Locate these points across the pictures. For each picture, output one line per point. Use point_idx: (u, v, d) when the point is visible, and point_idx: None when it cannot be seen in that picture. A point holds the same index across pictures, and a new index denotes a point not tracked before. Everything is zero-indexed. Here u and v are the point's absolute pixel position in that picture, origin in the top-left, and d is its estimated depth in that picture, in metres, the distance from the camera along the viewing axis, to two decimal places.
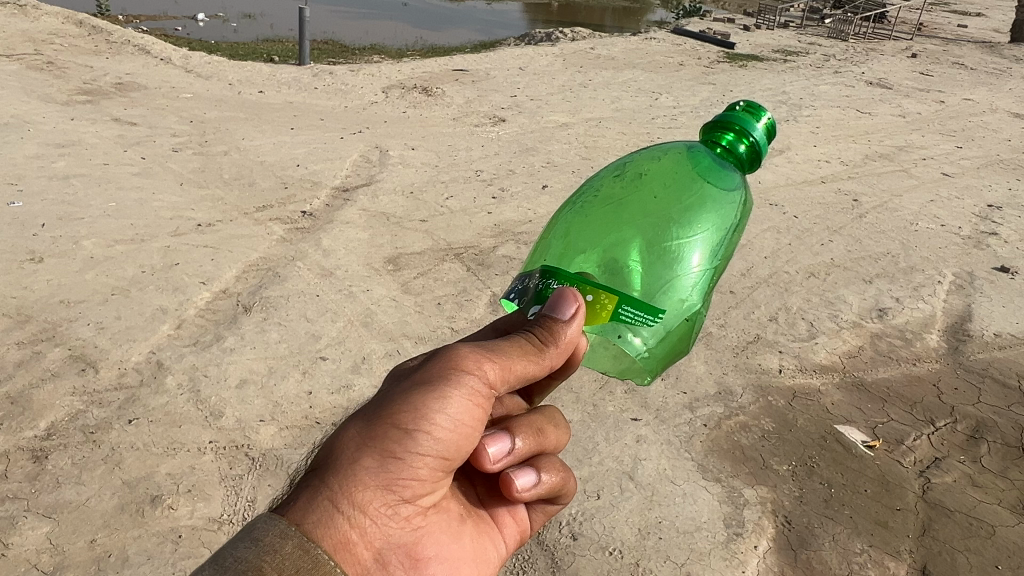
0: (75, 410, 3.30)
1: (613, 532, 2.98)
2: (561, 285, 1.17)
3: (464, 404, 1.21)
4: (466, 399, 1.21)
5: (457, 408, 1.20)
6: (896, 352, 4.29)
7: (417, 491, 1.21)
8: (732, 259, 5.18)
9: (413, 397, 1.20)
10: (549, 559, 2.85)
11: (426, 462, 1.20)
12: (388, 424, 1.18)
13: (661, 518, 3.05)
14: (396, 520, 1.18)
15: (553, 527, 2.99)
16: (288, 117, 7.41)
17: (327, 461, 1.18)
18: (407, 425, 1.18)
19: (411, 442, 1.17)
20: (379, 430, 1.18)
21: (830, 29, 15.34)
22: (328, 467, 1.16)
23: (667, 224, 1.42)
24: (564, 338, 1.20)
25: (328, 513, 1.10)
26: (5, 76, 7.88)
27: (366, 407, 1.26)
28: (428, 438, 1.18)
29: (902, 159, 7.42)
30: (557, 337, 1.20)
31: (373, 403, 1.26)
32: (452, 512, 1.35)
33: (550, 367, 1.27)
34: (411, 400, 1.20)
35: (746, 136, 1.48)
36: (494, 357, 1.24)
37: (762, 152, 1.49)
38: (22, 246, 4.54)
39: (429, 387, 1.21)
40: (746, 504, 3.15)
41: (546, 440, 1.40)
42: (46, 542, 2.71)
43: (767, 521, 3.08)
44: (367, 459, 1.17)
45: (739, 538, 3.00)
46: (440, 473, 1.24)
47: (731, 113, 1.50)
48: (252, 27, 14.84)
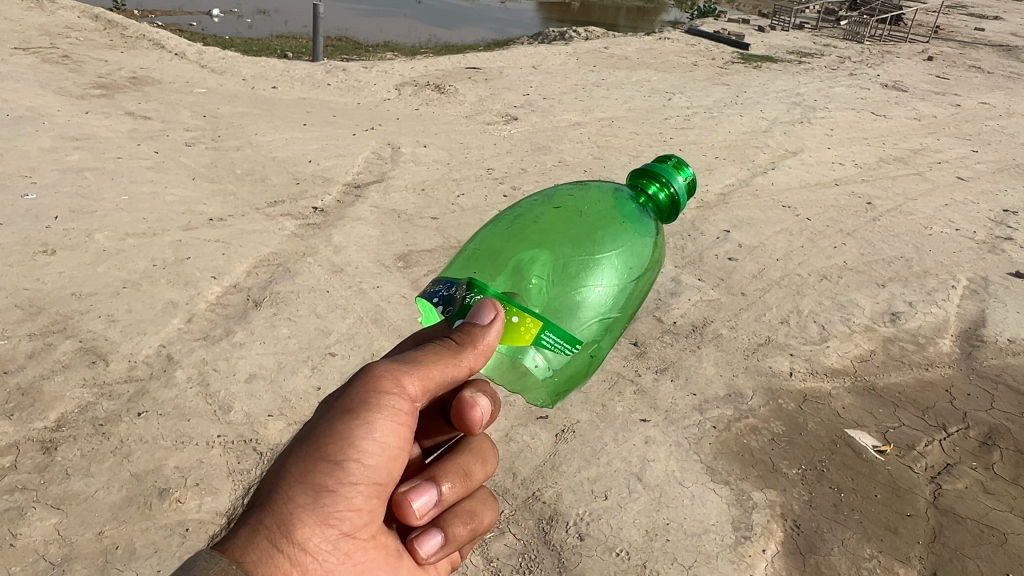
0: (85, 402, 3.31)
1: (620, 533, 2.96)
2: (481, 296, 1.32)
3: (389, 426, 1.33)
4: (390, 421, 1.34)
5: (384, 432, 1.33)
6: (908, 356, 4.25)
7: (356, 517, 1.31)
8: (744, 261, 5.15)
9: (342, 429, 1.31)
10: (555, 559, 2.84)
11: (360, 486, 1.31)
12: (319, 458, 1.29)
13: (669, 520, 3.03)
14: (337, 550, 1.28)
15: (560, 527, 2.98)
16: (301, 113, 7.42)
17: (265, 499, 1.27)
18: (338, 455, 1.29)
19: (342, 471, 1.29)
20: (313, 464, 1.29)
21: (846, 31, 15.23)
22: (266, 503, 1.26)
23: (588, 246, 1.55)
24: (482, 344, 1.32)
25: (270, 551, 1.20)
26: (21, 69, 7.93)
27: (298, 441, 1.36)
28: (358, 465, 1.30)
29: (918, 163, 7.36)
30: (475, 341, 1.32)
31: (302, 439, 1.36)
32: (391, 548, 1.41)
33: (469, 371, 1.38)
34: (339, 430, 1.31)
35: (668, 187, 1.70)
36: (411, 375, 1.36)
37: (680, 204, 1.71)
38: (35, 238, 4.56)
39: (355, 415, 1.32)
40: (754, 507, 3.13)
41: (471, 481, 1.55)
42: (55, 533, 2.71)
43: (776, 525, 3.06)
44: (304, 493, 1.27)
45: (747, 541, 2.98)
46: (376, 498, 1.34)
47: (660, 167, 1.73)
48: (266, 22, 14.88)
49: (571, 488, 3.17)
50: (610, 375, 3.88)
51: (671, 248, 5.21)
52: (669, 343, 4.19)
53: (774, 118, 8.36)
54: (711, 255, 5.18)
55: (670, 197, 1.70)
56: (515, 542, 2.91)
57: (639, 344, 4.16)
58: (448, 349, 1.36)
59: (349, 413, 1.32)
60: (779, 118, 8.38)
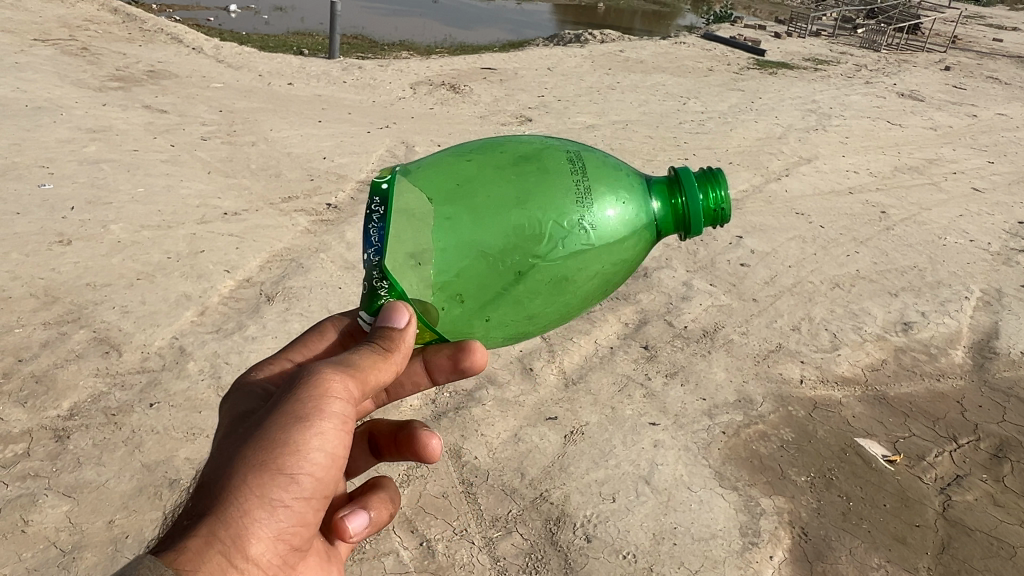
0: (98, 392, 3.33)
1: (627, 536, 2.96)
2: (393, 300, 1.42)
3: (338, 430, 1.35)
4: (335, 425, 1.34)
5: (327, 435, 1.33)
6: (919, 366, 4.23)
7: (299, 522, 1.32)
8: (756, 267, 5.14)
9: (285, 432, 1.30)
10: (562, 560, 2.85)
11: (308, 492, 1.32)
12: (271, 464, 1.27)
13: (676, 524, 3.03)
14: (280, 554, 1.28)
15: (567, 528, 2.98)
16: (316, 110, 7.45)
17: (208, 506, 1.23)
18: (284, 458, 1.28)
19: (288, 473, 1.28)
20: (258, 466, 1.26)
21: (863, 39, 15.17)
22: (215, 513, 1.21)
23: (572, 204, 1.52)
24: (403, 345, 1.43)
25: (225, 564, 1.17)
26: (40, 60, 7.99)
27: (236, 446, 1.31)
28: (308, 469, 1.30)
29: (933, 173, 7.33)
30: (397, 345, 1.42)
31: (236, 444, 1.32)
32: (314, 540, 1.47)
33: (394, 373, 1.46)
34: (289, 436, 1.30)
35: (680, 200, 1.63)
36: (349, 376, 1.38)
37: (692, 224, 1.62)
38: (51, 228, 4.59)
39: (297, 417, 1.31)
40: (763, 513, 3.12)
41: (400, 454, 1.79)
42: (66, 521, 2.73)
43: (783, 532, 3.05)
44: (250, 495, 1.24)
45: (754, 547, 2.97)
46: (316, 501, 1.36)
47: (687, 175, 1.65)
48: (283, 19, 14.93)
49: (579, 490, 3.17)
50: (620, 378, 3.88)
51: (683, 253, 5.21)
52: (679, 347, 4.19)
53: (789, 125, 8.34)
54: (723, 261, 5.18)
55: (681, 208, 1.63)
56: (522, 542, 2.91)
57: (650, 348, 4.16)
58: (381, 353, 1.41)
59: (292, 415, 1.31)
60: (794, 125, 8.36)
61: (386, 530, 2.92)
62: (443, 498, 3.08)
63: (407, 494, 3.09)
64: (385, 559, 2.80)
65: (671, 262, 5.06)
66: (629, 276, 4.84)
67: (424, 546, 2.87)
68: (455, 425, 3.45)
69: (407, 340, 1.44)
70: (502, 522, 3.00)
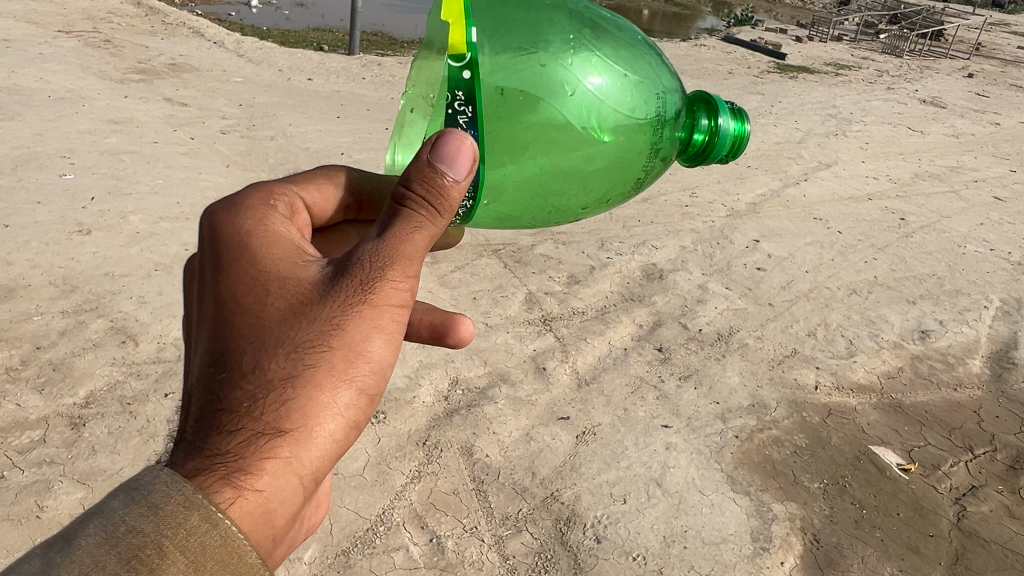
0: (113, 380, 3.36)
1: (637, 538, 2.95)
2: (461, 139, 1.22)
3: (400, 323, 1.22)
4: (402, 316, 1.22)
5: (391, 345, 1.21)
6: (937, 375, 4.19)
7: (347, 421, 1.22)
8: (773, 271, 5.11)
9: (357, 360, 1.16)
10: (572, 560, 2.84)
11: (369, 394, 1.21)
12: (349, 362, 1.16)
13: (687, 527, 3.01)
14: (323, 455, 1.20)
15: (577, 529, 2.97)
16: (336, 105, 7.48)
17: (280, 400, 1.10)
18: (353, 359, 1.15)
19: (367, 409, 1.19)
20: (332, 403, 1.13)
21: (885, 44, 15.05)
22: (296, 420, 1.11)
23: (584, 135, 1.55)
24: (454, 194, 1.23)
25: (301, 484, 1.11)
26: (63, 52, 8.07)
27: (302, 332, 1.14)
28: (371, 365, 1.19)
29: (954, 180, 7.26)
30: (449, 196, 1.23)
31: (292, 320, 1.16)
32: None
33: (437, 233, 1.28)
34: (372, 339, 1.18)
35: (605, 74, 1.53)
36: (406, 267, 1.22)
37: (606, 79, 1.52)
38: (72, 218, 4.64)
39: (362, 339, 1.16)
40: (774, 519, 3.10)
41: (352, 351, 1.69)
42: (80, 508, 2.75)
43: (795, 538, 3.03)
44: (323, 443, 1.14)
45: (765, 553, 2.95)
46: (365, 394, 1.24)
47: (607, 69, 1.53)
48: (304, 15, 15.01)
49: (590, 490, 3.16)
50: (634, 380, 3.87)
51: (699, 256, 5.19)
52: (694, 350, 4.17)
53: (808, 129, 8.29)
54: (740, 264, 5.15)
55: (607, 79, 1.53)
56: (532, 542, 2.91)
57: (664, 350, 4.14)
58: (434, 213, 1.24)
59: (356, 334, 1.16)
60: (814, 129, 8.31)
61: (396, 525, 2.93)
62: (454, 495, 3.08)
63: (418, 490, 3.09)
64: (395, 554, 2.80)
65: (687, 264, 5.05)
66: (644, 278, 4.82)
67: (434, 542, 2.87)
68: (467, 423, 3.45)
69: (456, 198, 1.24)
70: (512, 521, 2.99)
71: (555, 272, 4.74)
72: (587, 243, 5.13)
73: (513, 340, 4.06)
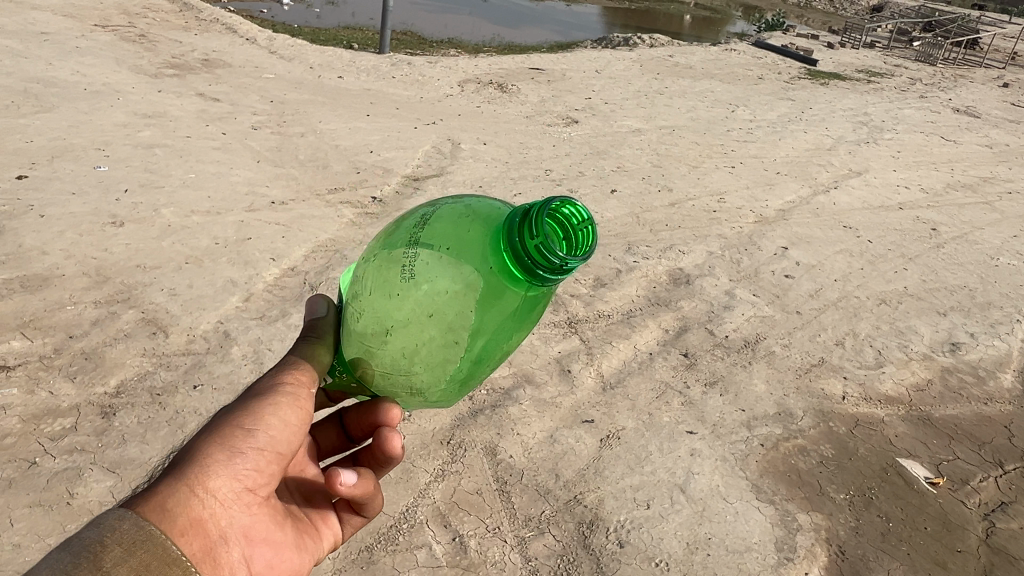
0: (143, 371, 3.40)
1: (660, 543, 2.93)
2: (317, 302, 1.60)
3: (291, 406, 1.44)
4: (291, 400, 1.45)
5: (284, 411, 1.43)
6: (967, 388, 4.13)
7: (257, 482, 1.39)
8: (801, 279, 5.07)
9: (249, 422, 1.39)
10: (594, 563, 2.83)
11: (267, 455, 1.40)
12: (234, 425, 1.38)
13: (710, 534, 2.99)
14: (237, 506, 1.35)
15: (600, 532, 2.96)
16: (365, 103, 7.52)
17: (175, 462, 1.33)
18: (237, 420, 1.38)
19: (254, 461, 1.37)
20: (213, 451, 1.33)
21: (919, 52, 14.84)
22: (182, 462, 1.32)
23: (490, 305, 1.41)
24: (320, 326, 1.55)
25: (184, 496, 1.26)
26: (99, 46, 8.17)
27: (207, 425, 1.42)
28: (262, 432, 1.39)
29: (987, 191, 7.14)
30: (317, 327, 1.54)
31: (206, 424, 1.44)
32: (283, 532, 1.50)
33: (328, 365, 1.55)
34: (254, 407, 1.41)
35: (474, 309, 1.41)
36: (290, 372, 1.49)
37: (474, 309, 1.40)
38: (105, 210, 4.70)
39: (251, 410, 1.41)
40: (799, 529, 3.07)
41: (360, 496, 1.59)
42: (109, 495, 2.78)
43: (819, 549, 3.00)
44: (229, 485, 1.33)
45: (789, 563, 2.92)
46: (273, 463, 1.41)
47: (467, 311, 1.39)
48: (335, 13, 15.09)
49: (613, 494, 3.15)
50: (658, 385, 3.85)
51: (726, 261, 5.15)
52: (720, 357, 4.14)
53: (839, 136, 8.20)
54: (768, 271, 5.11)
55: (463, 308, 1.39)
56: (554, 543, 2.90)
57: (689, 355, 4.12)
58: (311, 339, 1.54)
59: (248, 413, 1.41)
60: (844, 137, 8.22)
61: (420, 524, 2.93)
62: (477, 495, 3.09)
63: (442, 489, 3.10)
64: (418, 552, 2.81)
65: (714, 270, 5.01)
66: (671, 282, 4.80)
67: (457, 542, 2.87)
68: (491, 423, 3.45)
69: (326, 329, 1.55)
70: (535, 522, 2.99)
71: (581, 275, 4.73)
72: (614, 247, 5.12)
73: (538, 342, 4.05)
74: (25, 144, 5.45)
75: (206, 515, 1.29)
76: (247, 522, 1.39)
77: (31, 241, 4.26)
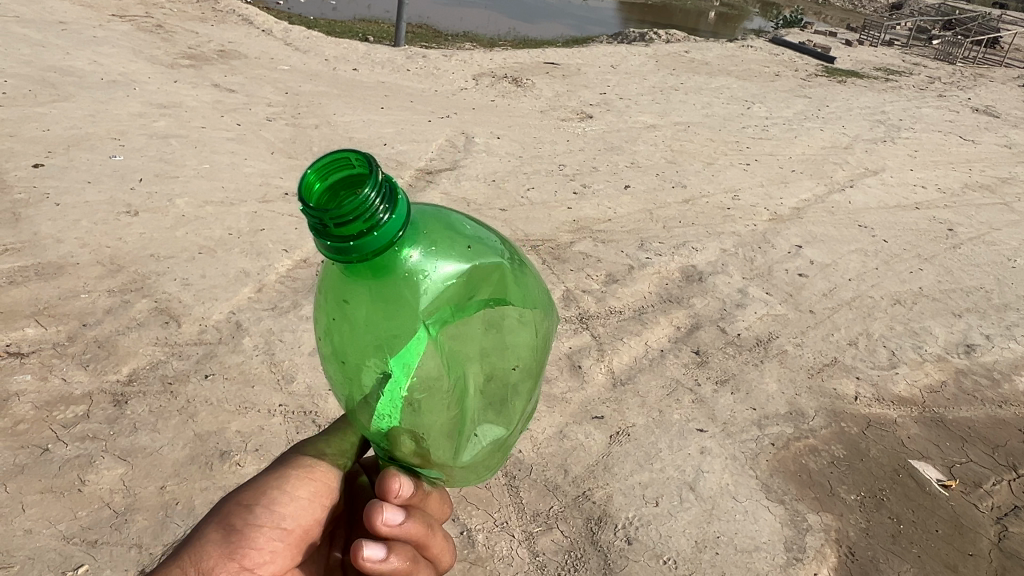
0: (156, 360, 3.42)
1: (669, 541, 2.92)
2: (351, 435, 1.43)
3: (300, 480, 1.29)
4: (299, 474, 1.30)
5: (292, 486, 1.28)
6: (981, 391, 4.09)
7: (261, 560, 1.22)
8: (815, 278, 5.03)
9: (250, 499, 1.26)
10: (602, 560, 2.82)
11: (268, 531, 1.23)
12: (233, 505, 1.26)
13: (719, 533, 2.98)
14: None
15: (609, 529, 2.95)
16: (380, 96, 7.52)
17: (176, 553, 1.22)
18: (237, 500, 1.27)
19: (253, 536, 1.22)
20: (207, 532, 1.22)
21: (938, 51, 14.69)
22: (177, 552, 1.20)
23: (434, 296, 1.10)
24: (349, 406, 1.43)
25: None
26: (116, 36, 8.21)
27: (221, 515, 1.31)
28: (262, 508, 1.25)
29: (1005, 192, 7.07)
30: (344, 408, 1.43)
31: None
32: None
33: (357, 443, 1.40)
34: (259, 484, 1.29)
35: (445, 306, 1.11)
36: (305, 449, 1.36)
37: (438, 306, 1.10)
38: (120, 199, 4.73)
39: (258, 488, 1.28)
40: (809, 530, 3.05)
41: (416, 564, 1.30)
42: (120, 483, 2.79)
43: (829, 549, 2.98)
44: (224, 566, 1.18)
45: (799, 563, 2.91)
46: (280, 540, 1.24)
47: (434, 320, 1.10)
48: (350, 5, 15.09)
49: (622, 491, 3.14)
50: (669, 382, 3.83)
51: (739, 259, 5.12)
52: (731, 355, 4.12)
53: (856, 135, 8.13)
54: (781, 269, 5.08)
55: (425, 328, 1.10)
56: (562, 539, 2.90)
57: (701, 353, 4.10)
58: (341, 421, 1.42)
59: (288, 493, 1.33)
60: (861, 135, 8.15)
61: None
62: (486, 490, 3.08)
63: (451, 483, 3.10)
64: None
65: (727, 268, 4.98)
66: (683, 280, 4.77)
67: (464, 535, 2.87)
68: None
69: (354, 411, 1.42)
70: (543, 518, 2.99)
71: (592, 271, 4.71)
72: (627, 242, 5.10)
73: None
74: (42, 133, 5.49)
75: None
76: None
77: (46, 229, 4.29)
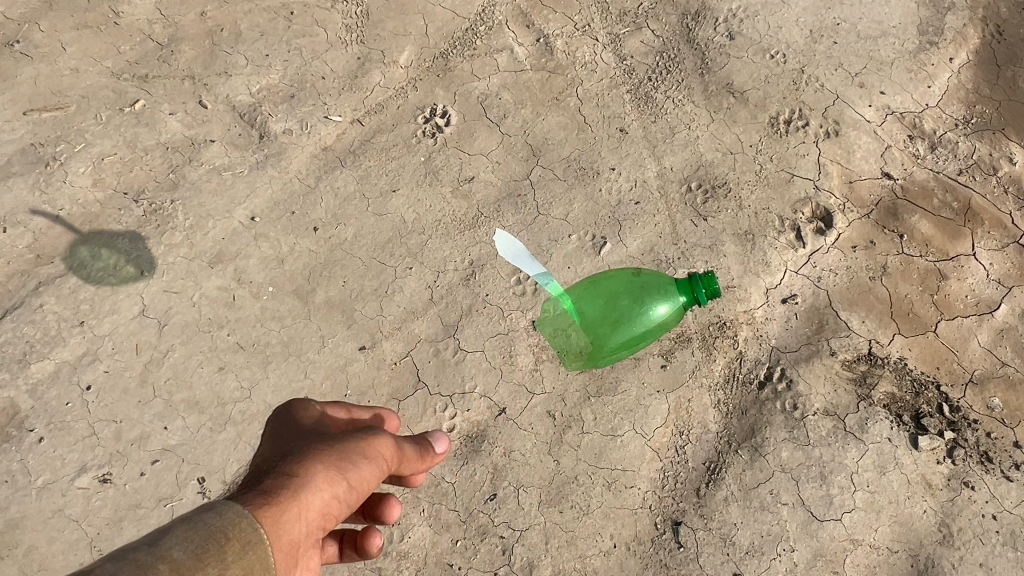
0: None
1: (778, 33, 2.44)
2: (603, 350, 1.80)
3: (372, 471, 1.10)
4: (380, 470, 1.12)
5: (373, 473, 1.10)
6: None
7: (337, 516, 1.03)
8: None
9: (353, 453, 1.10)
10: (698, 60, 2.43)
11: (342, 507, 1.04)
12: (335, 455, 1.07)
13: (840, 21, 2.47)
14: (330, 516, 1.02)
15: (707, 25, 2.47)
16: None
17: (268, 480, 1.00)
18: (346, 462, 1.07)
19: (353, 493, 1.06)
20: (310, 487, 1.00)
21: None
22: (276, 482, 1.00)
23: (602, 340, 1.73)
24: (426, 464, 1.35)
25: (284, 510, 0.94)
26: None
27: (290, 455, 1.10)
28: (355, 480, 1.06)
29: None
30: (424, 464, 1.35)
31: (304, 445, 1.12)
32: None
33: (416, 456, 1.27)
34: (351, 450, 1.10)
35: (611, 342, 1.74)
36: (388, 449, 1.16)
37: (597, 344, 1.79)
38: None
39: (351, 446, 1.11)
40: (951, 9, 2.51)
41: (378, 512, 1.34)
42: (157, 13, 2.38)
43: (972, 31, 2.49)
44: (325, 495, 1.00)
45: (932, 49, 2.43)
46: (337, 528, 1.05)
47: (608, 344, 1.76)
48: None
49: None
50: None
51: None
52: None
53: None
54: None
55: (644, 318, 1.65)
56: (653, 40, 2.46)
57: None
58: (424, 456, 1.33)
59: (270, 549, 0.88)
60: None
61: (499, 26, 2.47)
62: None
63: None
64: (499, 57, 2.42)
65: None
66: None
67: (542, 44, 2.45)
68: None
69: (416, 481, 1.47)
70: (631, 17, 2.50)
71: None
72: None
73: None
74: None
75: (303, 516, 0.97)
76: (311, 554, 1.02)
77: None
